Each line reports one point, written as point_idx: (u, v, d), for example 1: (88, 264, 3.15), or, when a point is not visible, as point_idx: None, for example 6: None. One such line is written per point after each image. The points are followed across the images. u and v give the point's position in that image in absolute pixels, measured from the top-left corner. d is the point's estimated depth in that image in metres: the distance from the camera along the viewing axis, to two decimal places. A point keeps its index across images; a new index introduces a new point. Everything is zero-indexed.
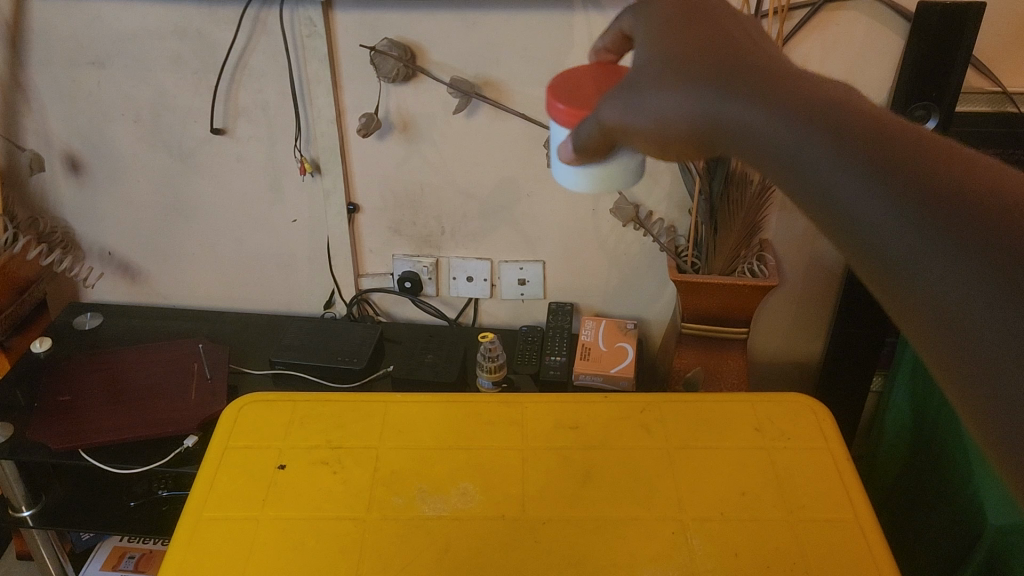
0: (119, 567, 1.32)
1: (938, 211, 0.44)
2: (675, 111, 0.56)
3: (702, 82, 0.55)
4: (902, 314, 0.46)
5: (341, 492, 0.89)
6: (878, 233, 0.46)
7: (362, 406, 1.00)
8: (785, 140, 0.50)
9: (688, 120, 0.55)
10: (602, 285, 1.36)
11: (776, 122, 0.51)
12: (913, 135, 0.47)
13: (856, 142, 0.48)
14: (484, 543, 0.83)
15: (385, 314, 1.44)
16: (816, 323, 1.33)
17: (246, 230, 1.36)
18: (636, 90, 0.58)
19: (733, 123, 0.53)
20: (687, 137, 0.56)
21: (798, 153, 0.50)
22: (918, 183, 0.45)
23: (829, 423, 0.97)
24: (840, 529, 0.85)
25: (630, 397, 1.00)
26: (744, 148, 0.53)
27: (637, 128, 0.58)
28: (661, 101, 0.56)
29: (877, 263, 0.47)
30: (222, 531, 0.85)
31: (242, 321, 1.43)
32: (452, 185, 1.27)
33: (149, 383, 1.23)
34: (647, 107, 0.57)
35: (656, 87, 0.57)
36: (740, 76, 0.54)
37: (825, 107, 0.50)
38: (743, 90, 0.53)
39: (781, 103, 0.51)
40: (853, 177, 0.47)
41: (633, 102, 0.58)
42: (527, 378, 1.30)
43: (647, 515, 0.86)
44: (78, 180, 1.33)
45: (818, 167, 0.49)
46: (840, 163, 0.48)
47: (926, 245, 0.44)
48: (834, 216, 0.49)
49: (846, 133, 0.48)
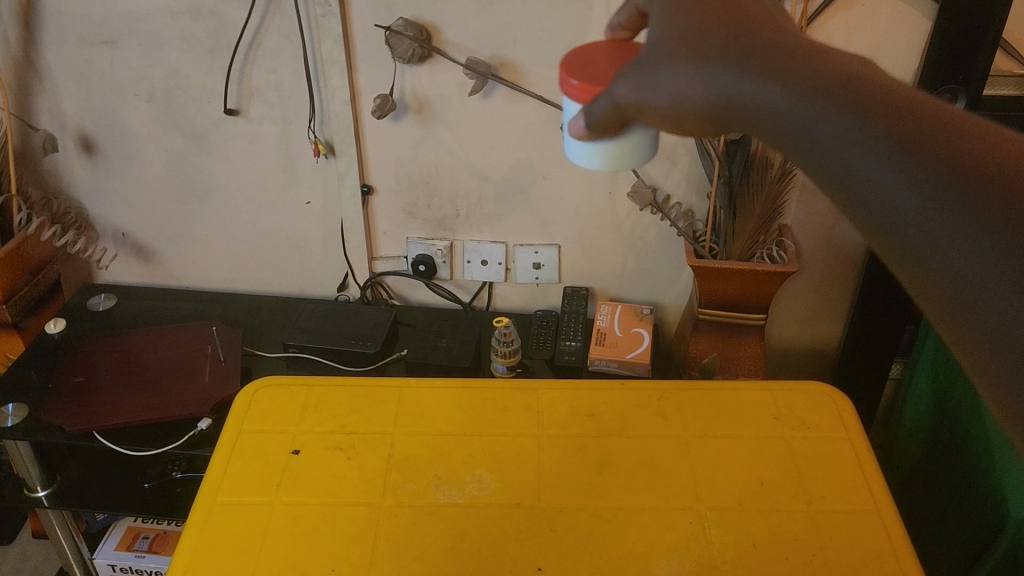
0: (134, 548, 1.32)
1: (959, 186, 0.42)
2: (691, 89, 0.54)
3: (716, 59, 0.53)
4: (922, 297, 0.44)
5: (354, 480, 0.88)
6: (897, 212, 0.45)
7: (376, 391, 0.99)
8: (804, 116, 0.49)
9: (700, 97, 0.53)
10: (616, 270, 1.35)
11: (791, 98, 0.49)
12: (934, 114, 0.45)
13: (877, 120, 0.46)
14: (497, 531, 0.83)
15: (399, 297, 1.44)
16: (834, 308, 1.31)
17: (259, 212, 1.35)
18: (651, 69, 0.56)
19: (746, 102, 0.51)
20: (705, 116, 0.54)
21: (813, 129, 0.48)
22: (938, 157, 0.43)
23: (849, 412, 0.95)
24: (861, 521, 0.83)
25: (647, 384, 0.99)
26: (756, 127, 0.52)
27: (652, 106, 0.57)
28: (675, 79, 0.55)
29: (897, 244, 0.45)
30: (235, 517, 0.85)
31: (255, 303, 1.42)
32: (467, 167, 1.25)
33: (164, 364, 1.23)
34: (660, 86, 0.55)
35: (669, 65, 0.55)
36: (757, 53, 0.52)
37: (844, 83, 0.48)
38: (759, 65, 0.51)
39: (798, 81, 0.50)
40: (871, 155, 0.45)
41: (647, 80, 0.56)
42: (541, 363, 1.28)
43: (666, 505, 0.85)
44: (92, 160, 1.32)
45: (837, 146, 0.47)
46: (861, 142, 0.46)
47: (948, 219, 0.42)
48: (852, 196, 0.47)
49: (866, 110, 0.46)
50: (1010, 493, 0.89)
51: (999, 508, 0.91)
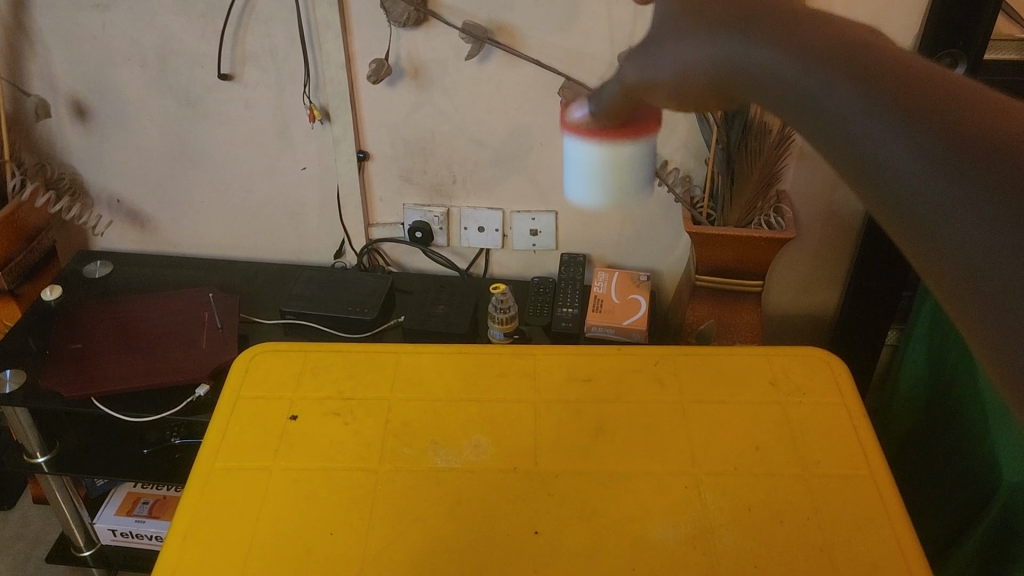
0: (134, 512, 1.33)
1: (976, 159, 0.35)
2: (699, 59, 0.45)
3: (723, 22, 0.45)
4: (948, 294, 0.37)
5: (353, 445, 0.89)
6: (913, 191, 0.38)
7: (374, 357, 0.99)
8: (809, 86, 0.41)
9: (710, 69, 0.45)
10: (614, 237, 1.35)
11: (799, 65, 0.42)
12: (957, 81, 0.38)
13: (886, 90, 0.39)
14: (495, 494, 0.84)
15: (396, 264, 1.43)
16: (832, 275, 1.31)
17: (255, 178, 1.34)
18: (652, 42, 0.48)
19: (757, 70, 0.43)
20: (715, 90, 0.46)
21: (821, 99, 0.41)
22: (955, 129, 0.36)
23: (845, 377, 0.96)
24: (855, 484, 0.84)
25: (644, 349, 1.00)
26: (773, 101, 0.43)
27: (658, 82, 0.48)
28: (682, 49, 0.46)
29: (922, 236, 0.37)
30: (234, 481, 0.85)
31: (252, 270, 1.42)
32: (463, 133, 1.24)
33: (161, 330, 1.23)
34: (665, 56, 0.47)
35: (674, 32, 0.46)
36: (767, 15, 0.44)
37: (850, 47, 0.41)
38: (765, 30, 0.43)
39: (807, 47, 0.42)
40: (886, 131, 0.38)
41: (648, 57, 0.48)
42: (538, 331, 1.29)
43: (662, 469, 0.86)
44: (85, 126, 1.31)
45: (847, 121, 0.40)
46: (871, 115, 0.39)
47: (966, 201, 0.35)
48: (863, 179, 0.40)
49: (875, 78, 0.39)
50: (1004, 458, 0.90)
51: (992, 473, 0.92)
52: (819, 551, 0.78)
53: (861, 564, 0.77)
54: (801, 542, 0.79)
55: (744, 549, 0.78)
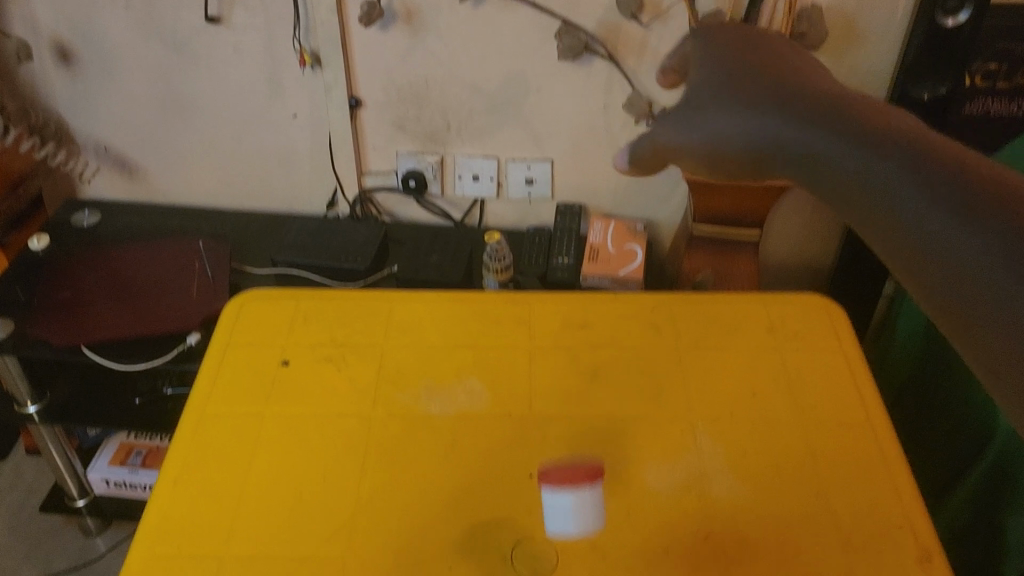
0: (127, 463, 1.33)
1: (1003, 221, 0.39)
2: (732, 129, 0.52)
3: (760, 100, 0.51)
4: (963, 341, 0.41)
5: (345, 391, 0.88)
6: (935, 243, 0.42)
7: (367, 304, 0.98)
8: (835, 147, 0.47)
9: (739, 137, 0.52)
10: (611, 186, 1.32)
11: (826, 133, 0.48)
12: (982, 162, 0.43)
13: (922, 159, 0.44)
14: (490, 439, 0.83)
15: (389, 215, 1.40)
16: (831, 224, 1.29)
17: (245, 126, 1.31)
18: (692, 109, 0.54)
19: (785, 141, 0.49)
20: (738, 159, 0.52)
21: (847, 161, 0.46)
22: (982, 195, 0.41)
23: (844, 324, 0.95)
24: (852, 430, 0.84)
25: (641, 296, 0.98)
26: (789, 169, 0.50)
27: (688, 146, 0.54)
28: (718, 119, 0.53)
29: (943, 286, 0.41)
30: (226, 426, 0.84)
31: (243, 220, 1.39)
32: (457, 79, 1.22)
33: (150, 279, 1.21)
34: (702, 126, 0.53)
35: (714, 105, 0.53)
36: (803, 97, 0.50)
37: (881, 124, 0.47)
38: (803, 107, 0.50)
39: (839, 119, 0.48)
40: (913, 190, 0.43)
41: (688, 119, 0.54)
42: (534, 280, 1.26)
43: (658, 415, 0.85)
44: (68, 70, 1.27)
45: (876, 181, 0.45)
46: (903, 175, 0.44)
47: (999, 258, 0.39)
48: (891, 232, 0.45)
49: (914, 153, 0.44)
50: None
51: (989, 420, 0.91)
52: (815, 496, 0.78)
53: (856, 509, 0.77)
54: (797, 487, 0.79)
55: (739, 494, 0.78)
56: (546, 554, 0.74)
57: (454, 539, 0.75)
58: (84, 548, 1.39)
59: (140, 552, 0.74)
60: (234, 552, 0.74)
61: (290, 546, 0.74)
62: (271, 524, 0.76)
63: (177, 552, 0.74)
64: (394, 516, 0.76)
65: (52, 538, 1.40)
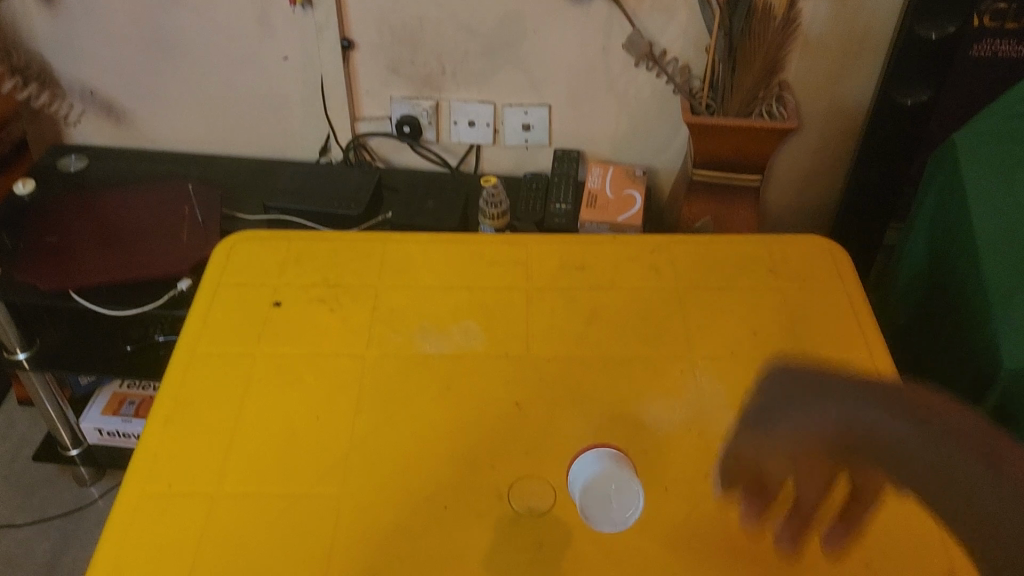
0: (120, 412, 1.32)
1: None
2: (816, 441, 0.59)
3: (835, 427, 0.58)
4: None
5: (338, 331, 0.86)
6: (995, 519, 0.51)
7: (360, 245, 0.96)
8: (926, 453, 0.54)
9: (829, 431, 0.58)
10: (609, 131, 1.29)
11: (914, 432, 0.55)
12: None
13: (993, 456, 0.52)
14: (486, 379, 0.81)
15: (383, 160, 1.38)
16: (833, 170, 1.27)
17: (234, 70, 1.28)
18: (767, 417, 0.62)
19: (872, 428, 0.57)
20: (825, 453, 0.60)
21: (922, 453, 0.55)
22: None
23: (847, 264, 0.93)
24: (854, 369, 0.82)
25: (640, 238, 0.96)
26: (878, 477, 0.58)
27: (773, 458, 0.62)
28: (799, 429, 0.60)
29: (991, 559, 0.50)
30: (217, 365, 0.83)
31: (233, 167, 1.37)
32: (453, 21, 1.18)
33: (139, 223, 1.19)
34: (787, 433, 0.61)
35: (792, 423, 0.60)
36: (896, 394, 0.57)
37: (974, 433, 0.54)
38: (891, 399, 0.57)
39: (919, 410, 0.56)
40: (981, 469, 0.52)
41: (767, 425, 0.62)
42: (530, 226, 1.24)
43: (658, 354, 0.84)
44: (51, 11, 1.24)
45: (950, 468, 0.53)
46: (980, 470, 0.52)
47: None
48: (947, 484, 0.54)
49: (990, 452, 0.53)
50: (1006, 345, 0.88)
51: (992, 361, 0.90)
52: None
53: None
54: None
55: None
56: (544, 491, 0.73)
57: (450, 477, 0.74)
58: (78, 496, 1.38)
59: (130, 490, 0.73)
60: (226, 490, 0.73)
61: (283, 484, 0.73)
62: (263, 462, 0.74)
63: (169, 490, 0.73)
64: (389, 454, 0.75)
65: (47, 487, 1.40)
